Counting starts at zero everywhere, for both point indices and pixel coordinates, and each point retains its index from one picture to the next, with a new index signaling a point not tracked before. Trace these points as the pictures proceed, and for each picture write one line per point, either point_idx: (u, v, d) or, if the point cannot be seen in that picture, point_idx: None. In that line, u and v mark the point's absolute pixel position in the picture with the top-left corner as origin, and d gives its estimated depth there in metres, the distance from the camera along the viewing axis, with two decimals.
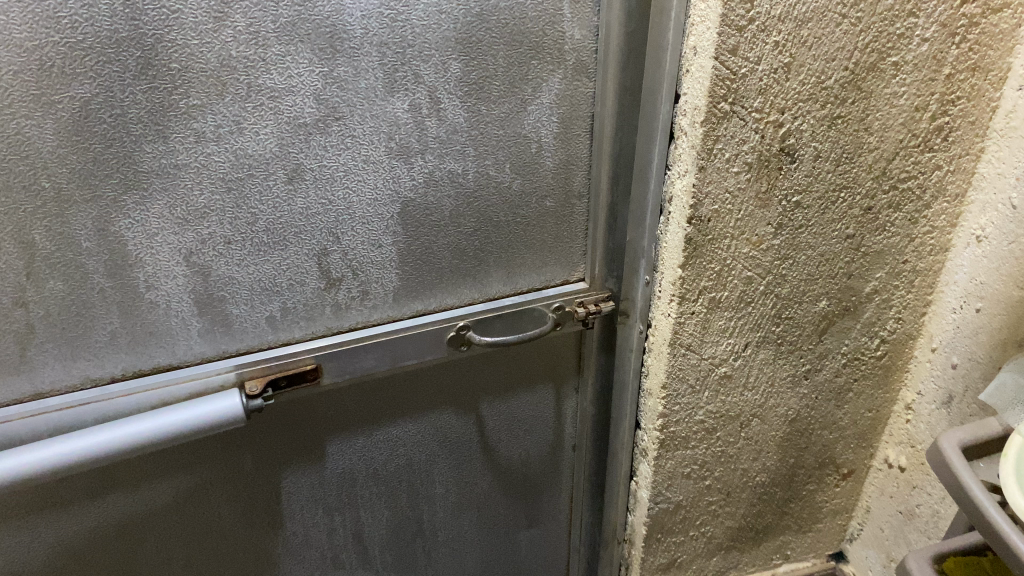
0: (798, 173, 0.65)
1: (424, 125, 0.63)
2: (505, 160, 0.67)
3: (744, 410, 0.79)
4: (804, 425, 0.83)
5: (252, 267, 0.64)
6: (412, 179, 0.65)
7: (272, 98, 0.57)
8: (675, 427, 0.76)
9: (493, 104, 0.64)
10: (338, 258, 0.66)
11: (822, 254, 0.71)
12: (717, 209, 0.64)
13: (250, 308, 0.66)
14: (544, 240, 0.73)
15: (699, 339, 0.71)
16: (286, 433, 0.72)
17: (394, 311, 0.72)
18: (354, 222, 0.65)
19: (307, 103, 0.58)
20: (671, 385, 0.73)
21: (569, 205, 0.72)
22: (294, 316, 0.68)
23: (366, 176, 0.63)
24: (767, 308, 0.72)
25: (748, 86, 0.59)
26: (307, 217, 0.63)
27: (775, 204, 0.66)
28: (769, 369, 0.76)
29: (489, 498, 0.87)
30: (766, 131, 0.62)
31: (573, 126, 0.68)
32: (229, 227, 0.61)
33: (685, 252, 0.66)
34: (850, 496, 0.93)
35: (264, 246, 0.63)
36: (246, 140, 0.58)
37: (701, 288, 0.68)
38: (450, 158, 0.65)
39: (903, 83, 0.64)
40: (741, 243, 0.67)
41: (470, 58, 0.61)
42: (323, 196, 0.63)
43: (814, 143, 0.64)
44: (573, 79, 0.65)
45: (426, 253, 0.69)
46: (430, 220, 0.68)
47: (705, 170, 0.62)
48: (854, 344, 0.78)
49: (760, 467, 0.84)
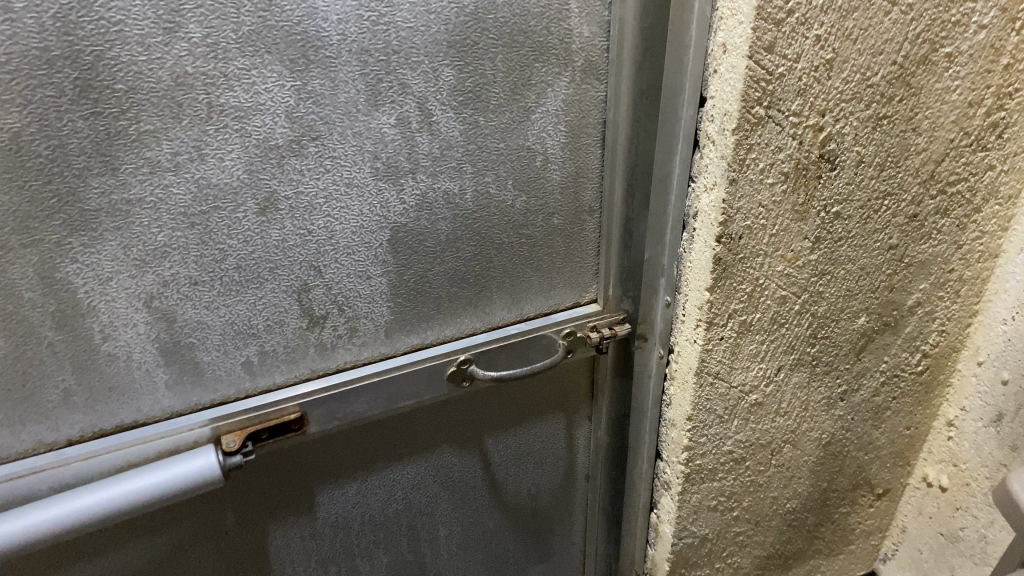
0: (839, 181, 0.58)
1: (414, 141, 0.55)
2: (507, 176, 0.59)
3: (776, 437, 0.71)
4: (838, 448, 0.76)
5: (224, 309, 0.56)
6: (402, 203, 0.57)
7: (237, 118, 0.50)
8: (702, 459, 0.69)
9: (492, 114, 0.56)
10: (321, 293, 0.58)
11: (862, 267, 0.63)
12: (749, 226, 0.57)
13: (223, 354, 0.58)
14: (553, 262, 0.65)
15: (728, 366, 0.64)
16: (272, 486, 0.64)
17: (386, 348, 0.64)
18: (338, 253, 0.57)
19: (278, 123, 0.51)
20: (697, 417, 0.66)
21: (579, 221, 0.64)
22: (273, 360, 0.60)
23: (349, 202, 0.55)
24: (802, 329, 0.65)
25: (786, 88, 0.51)
26: (283, 250, 0.55)
27: (814, 216, 0.59)
28: (803, 393, 0.69)
29: (497, 536, 0.80)
30: (803, 136, 0.54)
31: (582, 135, 0.60)
32: (195, 265, 0.54)
33: (714, 273, 0.58)
34: (884, 516, 0.86)
35: (235, 285, 0.56)
36: (209, 168, 0.51)
37: (731, 311, 0.61)
38: (445, 176, 0.57)
39: (956, 76, 0.57)
40: (776, 261, 0.60)
41: (464, 63, 0.53)
42: (301, 226, 0.55)
43: (856, 146, 0.57)
44: (582, 81, 0.57)
45: (421, 283, 0.61)
46: (424, 247, 0.60)
47: (736, 183, 0.54)
48: (894, 361, 0.71)
49: (791, 494, 0.77)
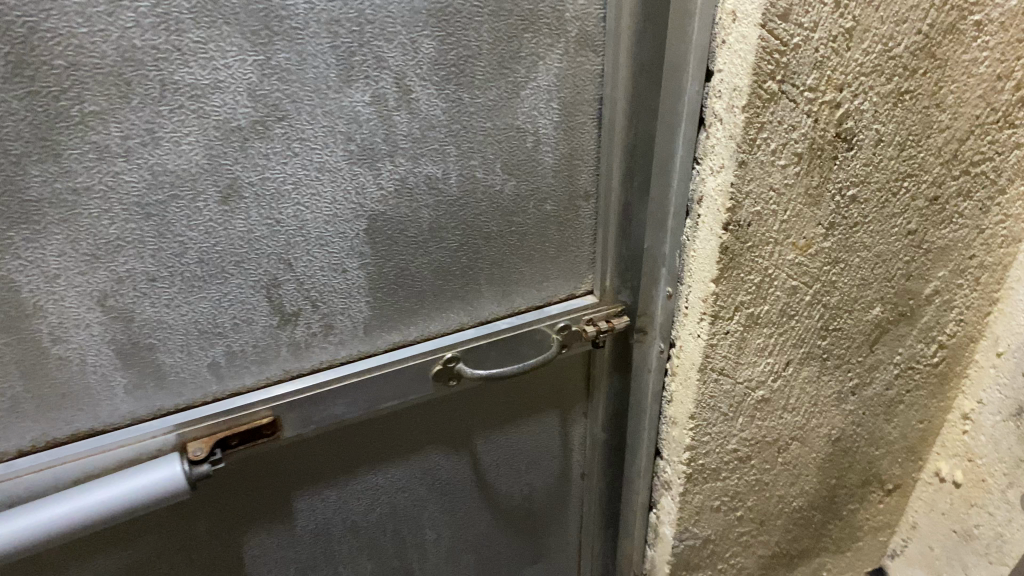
0: (856, 162, 0.53)
1: (391, 120, 0.50)
2: (494, 159, 0.54)
3: (783, 435, 0.67)
4: (848, 444, 0.72)
5: (187, 306, 0.51)
6: (379, 189, 0.52)
7: (193, 97, 0.44)
8: (705, 459, 0.65)
9: (477, 91, 0.51)
10: (293, 288, 0.54)
11: (878, 254, 0.59)
12: (759, 211, 0.52)
13: (186, 355, 0.53)
14: (545, 251, 0.60)
15: (733, 361, 0.60)
16: (245, 494, 0.60)
17: (365, 346, 0.59)
18: (310, 245, 0.52)
19: (240, 102, 0.46)
20: (700, 415, 0.62)
21: (574, 207, 0.59)
22: (242, 361, 0.55)
23: (322, 188, 0.51)
24: (813, 321, 0.61)
25: (802, 60, 0.47)
26: (250, 242, 0.51)
27: (828, 200, 0.54)
28: (812, 388, 0.65)
29: (488, 538, 0.76)
30: (819, 113, 0.50)
31: (577, 113, 0.55)
32: (152, 260, 0.49)
33: (720, 262, 0.54)
34: (893, 512, 0.82)
35: (198, 281, 0.51)
36: (165, 153, 0.46)
37: (738, 303, 0.56)
38: (426, 159, 0.52)
39: (984, 47, 0.53)
40: (787, 249, 0.55)
41: (447, 33, 0.48)
42: (268, 215, 0.50)
43: (876, 124, 0.52)
44: (576, 54, 0.52)
45: (402, 276, 0.56)
46: (405, 237, 0.55)
47: (745, 165, 0.50)
48: (909, 353, 0.67)
49: (798, 492, 0.73)
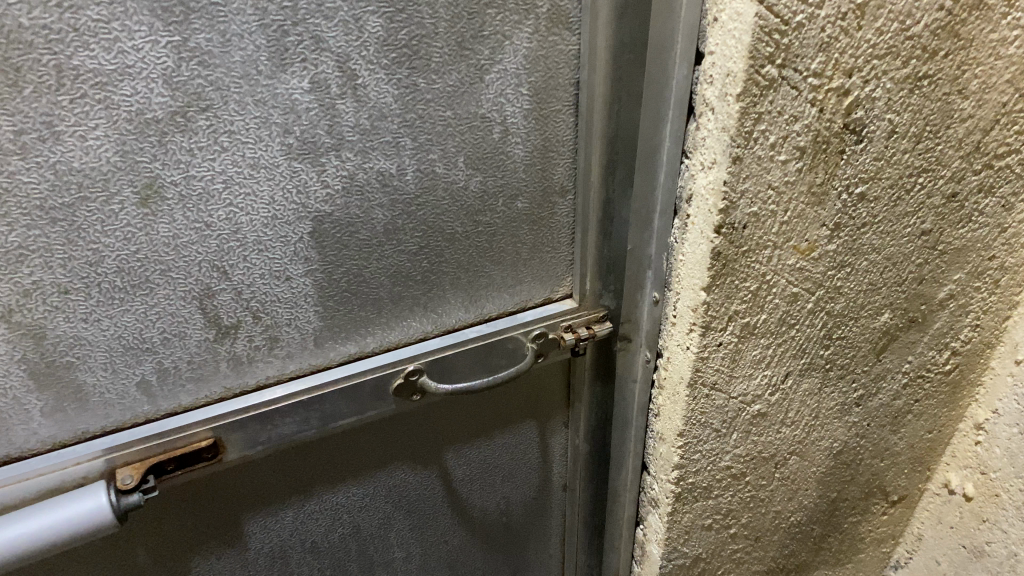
0: (866, 156, 0.47)
1: (335, 110, 0.44)
2: (457, 152, 0.48)
3: (781, 450, 0.62)
4: (851, 457, 0.66)
5: (107, 321, 0.45)
6: (324, 187, 0.46)
7: (98, 86, 0.38)
8: (695, 478, 0.59)
9: (434, 76, 0.45)
10: (229, 298, 0.47)
11: (888, 257, 0.53)
12: (755, 212, 0.46)
13: (111, 374, 0.47)
14: (517, 252, 0.54)
15: (726, 375, 0.54)
16: (188, 522, 0.54)
17: (316, 359, 0.53)
18: (247, 250, 0.46)
19: (154, 91, 0.39)
20: (690, 432, 0.56)
21: (549, 204, 0.53)
22: (176, 379, 0.49)
23: (258, 187, 0.44)
24: (815, 330, 0.55)
25: (805, 40, 0.41)
26: (178, 249, 0.44)
27: (833, 199, 0.48)
28: (813, 401, 0.59)
29: (462, 554, 0.70)
30: (825, 101, 0.44)
31: (551, 100, 0.49)
32: (62, 270, 0.42)
33: (712, 269, 0.48)
34: (897, 523, 0.77)
35: (119, 292, 0.44)
36: (69, 149, 0.39)
37: (732, 313, 0.50)
38: (378, 153, 0.46)
39: (1016, 23, 0.46)
40: (787, 253, 0.49)
41: (396, 9, 0.41)
42: (196, 217, 0.44)
43: (889, 114, 0.46)
44: (548, 32, 0.46)
45: (355, 283, 0.50)
46: (357, 240, 0.49)
47: (740, 161, 0.44)
48: (919, 361, 0.61)
49: (797, 507, 0.68)
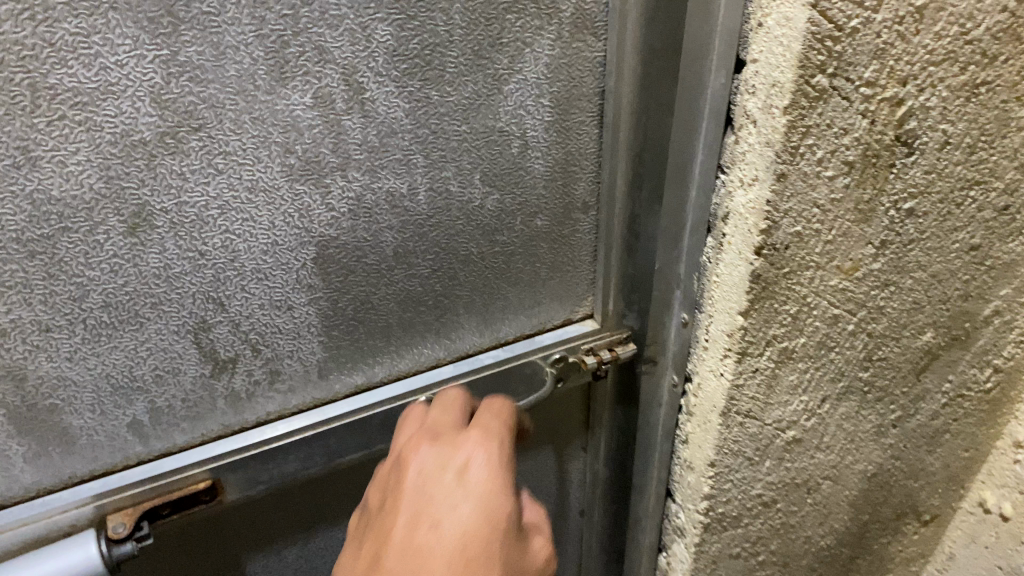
0: (917, 169, 0.43)
1: (340, 126, 0.40)
2: (473, 169, 0.44)
3: (814, 475, 0.58)
4: (885, 478, 0.62)
5: (94, 359, 0.41)
6: (329, 210, 0.42)
7: (79, 106, 0.34)
8: (725, 507, 0.56)
9: (449, 87, 0.41)
10: (226, 331, 0.44)
11: (934, 274, 0.49)
12: (799, 232, 0.43)
13: (98, 415, 0.43)
14: (536, 273, 0.50)
15: (762, 402, 0.50)
16: (185, 566, 0.50)
17: (321, 392, 0.49)
18: (245, 280, 0.42)
19: (142, 111, 0.35)
20: (722, 461, 0.53)
21: (570, 221, 0.49)
22: (170, 418, 0.45)
23: (258, 212, 0.40)
24: (855, 352, 0.51)
25: (859, 47, 0.37)
26: (169, 280, 0.40)
27: (881, 216, 0.44)
28: (849, 425, 0.56)
29: None
30: (877, 112, 0.40)
31: (574, 111, 0.45)
32: (43, 306, 0.38)
33: (751, 293, 0.44)
34: (928, 542, 0.73)
35: (107, 328, 0.41)
36: (48, 176, 0.35)
37: (770, 337, 0.47)
38: (387, 171, 0.42)
39: None
40: (829, 273, 0.46)
41: (407, 15, 0.38)
42: (189, 246, 0.40)
43: (943, 124, 0.42)
44: (572, 38, 0.42)
45: (363, 310, 0.47)
46: (364, 265, 0.45)
47: (786, 178, 0.40)
48: (960, 379, 0.58)
49: (827, 531, 0.64)
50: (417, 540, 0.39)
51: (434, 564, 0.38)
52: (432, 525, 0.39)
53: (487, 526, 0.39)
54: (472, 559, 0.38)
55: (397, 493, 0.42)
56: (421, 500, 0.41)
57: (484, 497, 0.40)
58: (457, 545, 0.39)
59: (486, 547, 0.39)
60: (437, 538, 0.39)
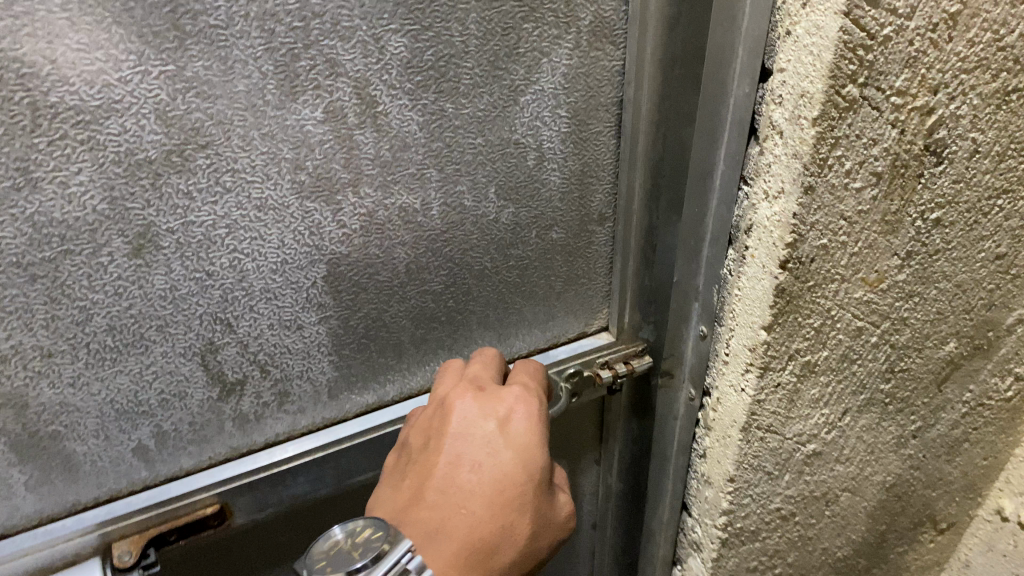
0: (944, 179, 0.42)
1: (352, 141, 0.38)
2: (488, 182, 0.43)
3: (833, 487, 0.57)
4: (904, 488, 0.61)
5: (98, 385, 0.39)
6: (341, 227, 0.41)
7: (82, 125, 0.32)
8: (743, 522, 0.55)
9: (465, 99, 0.39)
10: (234, 352, 0.42)
11: (958, 284, 0.48)
12: (825, 244, 0.41)
13: (102, 441, 0.41)
14: (550, 286, 0.49)
15: (783, 416, 0.49)
16: None
17: (331, 412, 0.48)
18: (254, 300, 0.41)
19: (147, 128, 0.34)
20: (741, 477, 0.51)
21: (586, 233, 0.48)
22: (176, 442, 0.43)
23: (267, 230, 0.39)
24: (877, 364, 0.50)
25: (891, 56, 0.36)
26: (176, 301, 0.39)
27: (907, 227, 0.43)
28: (869, 436, 0.55)
29: None
30: (907, 122, 0.39)
31: (591, 121, 0.44)
32: (45, 331, 0.36)
33: (775, 307, 0.43)
34: (942, 551, 0.72)
35: (111, 352, 0.39)
36: (50, 198, 0.33)
37: (793, 351, 0.46)
38: (401, 187, 0.41)
39: None
40: (854, 285, 0.44)
41: (422, 26, 0.36)
42: (196, 266, 0.38)
43: (973, 132, 0.41)
44: (590, 47, 0.41)
45: (375, 329, 0.45)
46: (376, 282, 0.43)
47: (813, 191, 0.39)
48: (981, 388, 0.58)
49: (843, 542, 0.62)
50: (457, 480, 0.40)
51: (472, 508, 0.39)
52: (473, 475, 0.40)
53: (523, 472, 0.40)
54: (506, 504, 0.40)
55: (438, 431, 0.42)
56: (463, 440, 0.41)
57: (525, 449, 0.41)
58: (494, 490, 0.40)
59: (521, 492, 0.40)
60: (475, 480, 0.40)
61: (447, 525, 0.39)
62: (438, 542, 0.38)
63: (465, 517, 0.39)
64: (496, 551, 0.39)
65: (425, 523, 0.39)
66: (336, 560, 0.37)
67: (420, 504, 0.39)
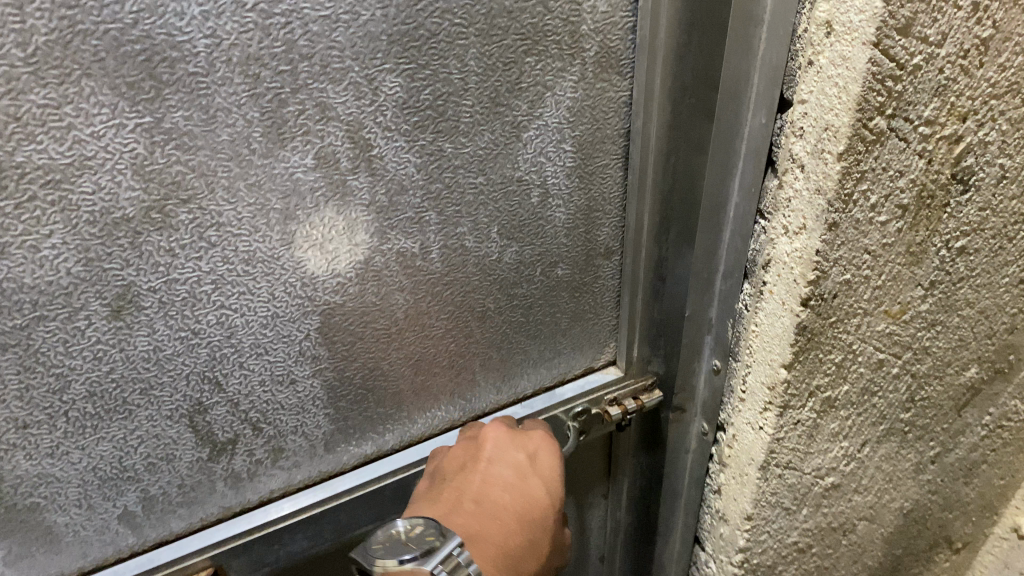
0: (970, 207, 0.40)
1: (346, 186, 0.36)
2: (491, 222, 0.40)
3: (850, 517, 0.55)
4: (922, 513, 0.59)
5: (79, 454, 0.36)
6: (336, 276, 0.38)
7: (51, 184, 0.30)
8: (760, 558, 0.52)
9: (464, 138, 0.37)
10: (224, 411, 0.39)
11: (982, 310, 0.47)
12: (847, 280, 0.39)
13: (85, 511, 0.38)
14: (556, 323, 0.47)
15: (802, 452, 0.47)
16: None
17: (329, 463, 0.45)
18: (244, 356, 0.38)
19: (124, 184, 0.31)
20: (759, 514, 0.49)
21: (592, 268, 0.46)
22: (165, 506, 0.40)
23: (256, 283, 0.36)
24: (898, 394, 0.48)
25: (921, 85, 0.34)
26: (160, 363, 0.36)
27: (932, 257, 0.41)
28: (889, 465, 0.53)
29: None
30: (934, 152, 0.37)
31: (597, 154, 0.41)
32: (19, 402, 0.34)
33: (795, 345, 0.40)
34: (957, 569, 0.71)
35: (92, 419, 0.36)
36: (18, 263, 0.31)
37: (813, 388, 0.44)
38: (400, 232, 0.38)
39: None
40: (877, 318, 0.42)
41: (418, 65, 0.34)
42: (181, 325, 0.36)
43: (1001, 158, 0.39)
44: (596, 78, 0.38)
45: (373, 378, 0.43)
46: (374, 330, 0.41)
47: (837, 227, 0.36)
48: (1000, 410, 0.56)
49: (860, 569, 0.60)
50: (490, 494, 0.43)
51: (503, 519, 0.43)
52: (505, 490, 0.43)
53: (547, 497, 0.44)
54: (530, 522, 0.43)
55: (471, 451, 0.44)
56: (499, 460, 0.43)
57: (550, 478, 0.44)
58: (521, 508, 0.43)
59: (542, 513, 0.44)
60: (505, 496, 0.43)
61: (483, 531, 0.42)
62: (479, 543, 0.41)
63: (497, 525, 0.42)
64: (522, 561, 0.42)
65: (464, 526, 0.41)
66: (390, 545, 0.37)
67: (459, 511, 0.42)
